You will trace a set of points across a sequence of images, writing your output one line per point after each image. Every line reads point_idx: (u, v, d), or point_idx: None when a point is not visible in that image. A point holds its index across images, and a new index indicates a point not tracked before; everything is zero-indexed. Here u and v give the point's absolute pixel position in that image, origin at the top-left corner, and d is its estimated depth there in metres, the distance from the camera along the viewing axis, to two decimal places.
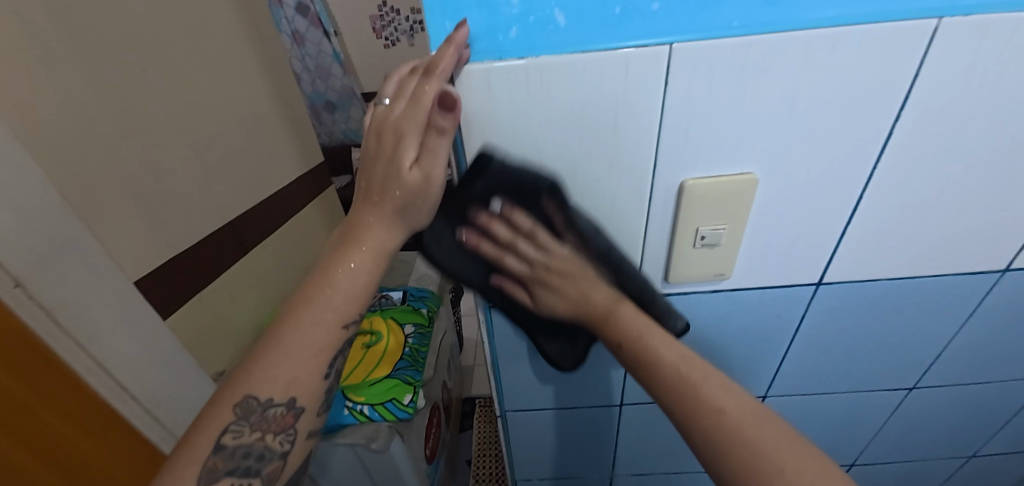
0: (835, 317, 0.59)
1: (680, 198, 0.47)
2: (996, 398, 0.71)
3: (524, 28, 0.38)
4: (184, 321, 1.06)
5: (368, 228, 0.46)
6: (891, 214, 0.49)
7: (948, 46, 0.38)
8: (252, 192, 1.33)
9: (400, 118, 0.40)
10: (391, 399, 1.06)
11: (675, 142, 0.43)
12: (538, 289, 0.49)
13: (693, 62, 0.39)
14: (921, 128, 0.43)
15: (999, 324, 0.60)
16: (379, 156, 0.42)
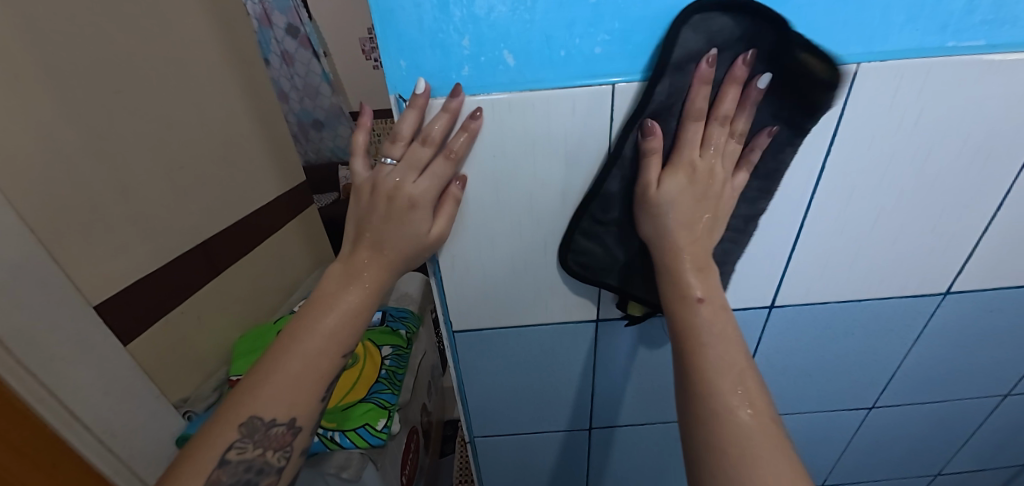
0: (790, 337, 0.60)
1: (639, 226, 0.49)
2: (954, 419, 0.73)
3: (477, 67, 0.42)
4: (148, 345, 1.03)
5: (367, 264, 0.48)
6: (832, 243, 0.51)
7: (866, 89, 0.42)
8: (228, 214, 1.33)
9: (418, 190, 0.44)
10: (364, 424, 1.04)
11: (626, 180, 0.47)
12: (676, 173, 0.42)
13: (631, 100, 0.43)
14: (847, 163, 0.46)
15: (942, 345, 0.62)
16: (392, 220, 0.45)
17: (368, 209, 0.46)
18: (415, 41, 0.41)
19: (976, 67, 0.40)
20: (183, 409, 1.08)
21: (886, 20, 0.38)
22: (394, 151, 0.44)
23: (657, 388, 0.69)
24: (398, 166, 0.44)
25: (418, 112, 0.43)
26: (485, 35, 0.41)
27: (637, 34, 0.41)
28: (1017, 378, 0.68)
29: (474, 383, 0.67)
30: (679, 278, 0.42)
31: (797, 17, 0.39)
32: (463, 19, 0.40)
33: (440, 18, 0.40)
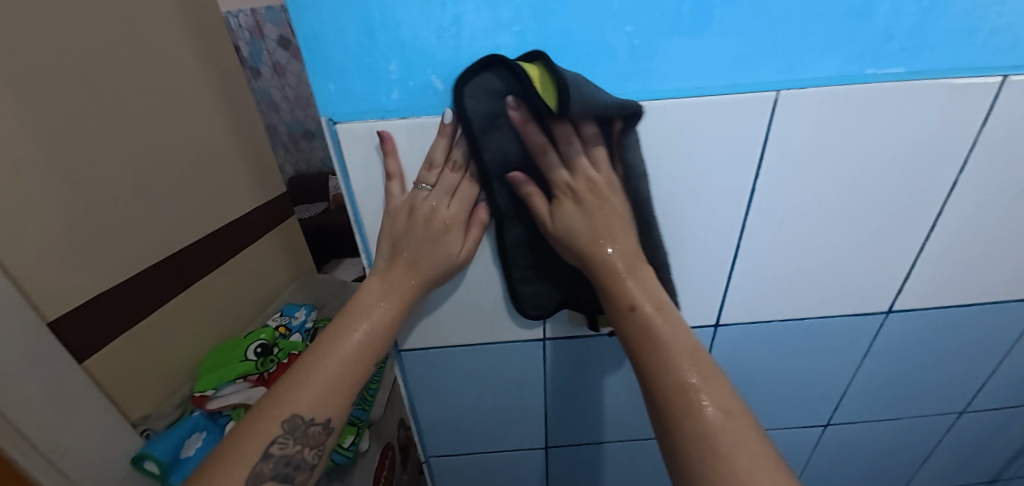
0: (736, 357, 0.64)
1: None
2: (913, 436, 0.75)
3: (405, 91, 0.45)
4: (109, 361, 1.01)
5: (400, 279, 0.49)
6: (769, 263, 0.56)
7: (789, 115, 0.46)
8: (202, 226, 1.32)
9: (451, 212, 0.48)
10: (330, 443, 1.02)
11: None
12: (563, 201, 0.46)
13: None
14: (777, 189, 0.51)
15: (889, 363, 0.65)
16: (427, 241, 0.48)
17: (402, 232, 0.48)
18: (342, 68, 0.44)
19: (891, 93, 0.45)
20: (142, 428, 1.05)
21: (780, 49, 0.43)
22: (427, 178, 0.48)
23: (617, 405, 0.72)
24: (433, 192, 0.48)
25: (446, 141, 0.47)
26: (408, 61, 0.43)
27: (565, 60, 0.43)
28: (970, 396, 0.71)
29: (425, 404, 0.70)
30: (617, 284, 0.45)
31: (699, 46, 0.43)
32: (386, 48, 0.43)
33: (364, 47, 0.43)
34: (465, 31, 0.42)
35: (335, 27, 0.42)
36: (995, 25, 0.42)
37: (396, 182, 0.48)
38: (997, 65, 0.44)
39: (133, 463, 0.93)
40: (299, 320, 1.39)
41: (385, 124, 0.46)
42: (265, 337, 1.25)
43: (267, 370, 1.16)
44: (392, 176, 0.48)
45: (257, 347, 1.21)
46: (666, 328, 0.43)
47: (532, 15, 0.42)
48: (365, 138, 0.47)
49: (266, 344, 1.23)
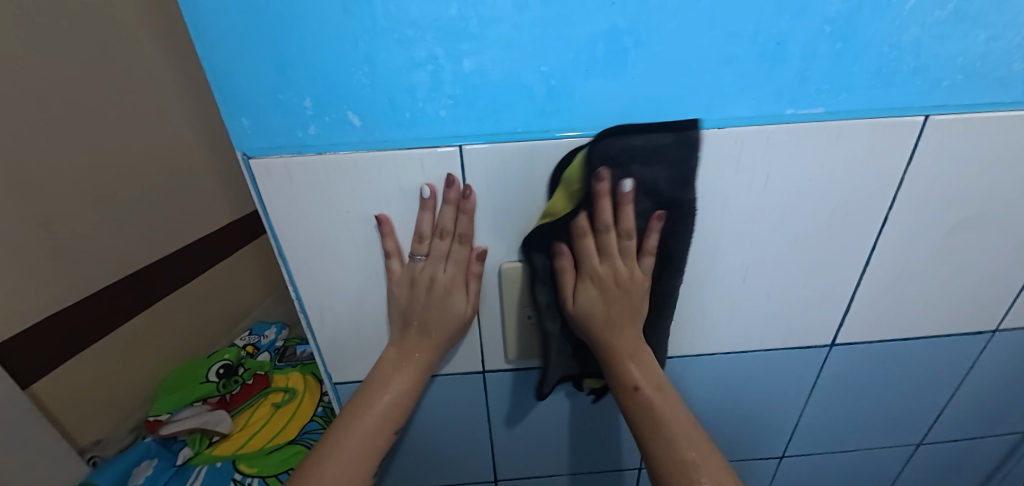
0: None
1: (499, 275, 0.60)
2: None
3: (321, 125, 0.48)
4: (57, 386, 0.98)
5: (412, 356, 0.58)
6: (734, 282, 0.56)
7: (715, 152, 0.52)
8: (170, 244, 1.29)
9: (448, 276, 0.56)
10: (287, 470, 0.98)
11: (477, 228, 0.56)
12: (587, 287, 0.56)
13: (468, 162, 0.51)
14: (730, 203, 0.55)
15: None
16: (433, 307, 0.56)
17: (408, 303, 0.58)
18: (259, 96, 0.46)
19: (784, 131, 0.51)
20: (89, 455, 1.01)
21: (681, 88, 0.47)
22: (421, 249, 0.56)
23: (554, 429, 0.77)
24: (428, 261, 0.56)
25: (431, 212, 0.54)
26: (321, 98, 0.47)
27: (483, 98, 0.47)
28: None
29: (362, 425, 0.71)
30: (622, 365, 0.55)
31: (604, 83, 0.47)
32: (302, 82, 0.46)
33: (281, 78, 0.45)
34: (377, 70, 0.45)
35: (254, 57, 0.44)
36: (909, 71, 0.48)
37: (397, 259, 0.57)
38: (917, 106, 0.50)
39: None
40: (269, 338, 1.38)
41: (381, 209, 0.54)
42: (228, 358, 1.26)
43: (230, 391, 1.17)
44: (392, 254, 0.56)
45: (219, 368, 1.22)
46: (666, 405, 0.52)
47: (443, 56, 0.45)
48: (335, 196, 0.53)
49: (229, 364, 1.24)
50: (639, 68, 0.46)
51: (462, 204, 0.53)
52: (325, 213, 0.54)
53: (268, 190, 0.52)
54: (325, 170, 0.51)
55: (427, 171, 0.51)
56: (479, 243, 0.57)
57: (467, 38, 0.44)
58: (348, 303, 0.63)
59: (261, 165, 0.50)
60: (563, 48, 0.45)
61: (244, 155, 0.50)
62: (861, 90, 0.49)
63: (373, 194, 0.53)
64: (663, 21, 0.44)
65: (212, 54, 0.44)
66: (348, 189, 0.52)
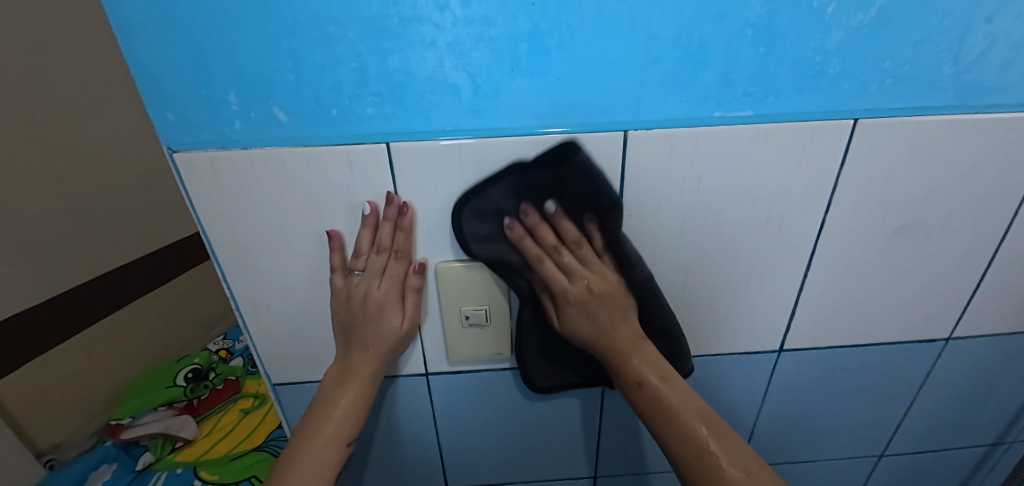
0: (795, 389, 0.55)
1: (435, 280, 0.43)
2: (953, 471, 0.70)
3: (251, 123, 0.34)
4: (23, 386, 0.89)
5: (361, 363, 0.39)
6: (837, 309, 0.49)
7: (864, 144, 0.39)
8: (147, 241, 1.17)
9: (383, 293, 0.39)
10: (250, 478, 0.89)
11: (447, 225, 0.40)
12: (569, 311, 0.39)
13: (414, 162, 0.37)
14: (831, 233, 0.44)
15: (940, 398, 0.60)
16: (366, 324, 0.39)
17: (346, 320, 0.40)
18: (195, 87, 0.33)
19: (902, 126, 0.39)
20: (46, 458, 0.91)
21: (787, 112, 0.37)
22: (357, 263, 0.39)
23: (565, 448, 0.57)
24: (374, 275, 0.39)
25: (371, 230, 0.39)
26: (286, 89, 0.33)
27: None
28: (1005, 425, 0.65)
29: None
30: (624, 363, 0.38)
31: (688, 99, 0.36)
32: (283, 68, 0.33)
33: (244, 59, 0.32)
34: (384, 68, 0.33)
35: (195, 32, 0.31)
36: (1010, 82, 0.39)
37: (340, 273, 0.40)
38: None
39: None
40: (243, 346, 1.26)
41: (327, 222, 0.39)
42: (199, 362, 1.14)
43: (198, 397, 1.07)
44: (336, 269, 0.40)
45: (187, 372, 1.11)
46: (677, 395, 0.36)
47: (502, 63, 0.34)
48: (283, 182, 0.37)
49: (198, 369, 1.13)
50: (738, 72, 0.35)
51: (399, 220, 0.38)
52: (265, 222, 0.39)
53: (194, 189, 0.37)
54: (252, 169, 0.36)
55: (374, 179, 0.37)
56: (424, 253, 0.42)
57: (551, 39, 0.33)
58: (297, 344, 0.46)
59: (187, 162, 0.35)
60: (637, 55, 0.34)
61: (170, 151, 0.35)
62: (975, 95, 0.39)
63: (306, 196, 0.38)
64: (794, 28, 0.34)
65: (130, 39, 0.31)
66: (301, 204, 0.38)
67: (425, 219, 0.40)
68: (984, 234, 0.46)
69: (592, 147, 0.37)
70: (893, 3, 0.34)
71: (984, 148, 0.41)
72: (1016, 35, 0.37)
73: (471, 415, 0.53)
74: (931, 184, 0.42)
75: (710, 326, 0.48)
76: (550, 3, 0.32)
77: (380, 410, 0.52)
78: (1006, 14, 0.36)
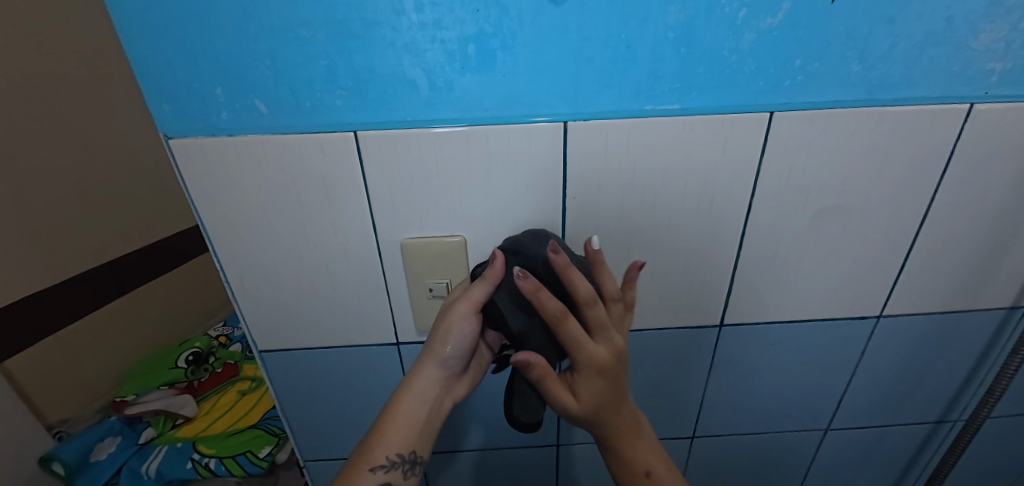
0: (739, 362, 0.60)
1: (401, 256, 0.48)
2: (899, 447, 0.74)
3: (236, 113, 0.40)
4: (34, 363, 0.95)
5: (426, 374, 0.44)
6: (771, 287, 0.54)
7: (782, 134, 0.44)
8: (152, 230, 1.24)
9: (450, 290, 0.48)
10: (244, 452, 0.94)
11: (412, 205, 0.45)
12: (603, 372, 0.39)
13: (379, 147, 0.42)
14: (760, 217, 0.49)
15: (879, 375, 0.64)
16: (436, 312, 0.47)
17: None
18: (187, 81, 0.38)
19: (815, 118, 0.44)
20: (56, 430, 0.96)
21: (709, 105, 0.42)
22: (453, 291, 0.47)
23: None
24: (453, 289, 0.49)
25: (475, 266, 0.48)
26: (266, 84, 0.38)
27: None
28: (947, 403, 0.70)
29: (288, 400, 0.58)
30: (631, 447, 0.44)
31: (621, 94, 0.41)
32: (262, 65, 0.38)
33: (230, 57, 0.37)
34: (352, 65, 0.38)
35: (185, 32, 0.36)
36: (916, 78, 0.43)
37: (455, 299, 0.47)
38: (955, 93, 0.44)
39: (42, 464, 0.90)
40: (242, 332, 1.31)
41: (305, 204, 0.44)
42: (199, 346, 1.20)
43: (198, 378, 1.13)
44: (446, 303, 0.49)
45: (188, 355, 1.17)
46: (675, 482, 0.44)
47: (453, 62, 0.39)
48: (266, 165, 0.42)
49: (199, 352, 1.18)
50: (664, 70, 0.40)
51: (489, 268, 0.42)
52: (250, 202, 0.44)
53: (186, 171, 0.42)
54: (237, 153, 0.41)
55: (343, 162, 0.42)
56: (392, 231, 0.47)
57: (494, 40, 0.38)
58: (282, 314, 0.51)
59: (180, 147, 0.40)
60: (572, 55, 0.39)
61: (167, 137, 0.40)
62: (884, 89, 0.43)
63: (287, 178, 0.43)
64: (710, 30, 0.39)
65: (132, 41, 0.36)
66: (285, 187, 0.43)
67: (393, 201, 0.45)
68: (905, 217, 0.50)
69: (539, 133, 0.42)
70: (801, 6, 0.38)
71: (898, 138, 0.46)
72: (919, 35, 0.41)
73: None
74: (848, 172, 0.47)
75: (654, 298, 0.54)
76: (493, 9, 0.37)
77: (359, 378, 0.57)
78: (907, 16, 0.40)
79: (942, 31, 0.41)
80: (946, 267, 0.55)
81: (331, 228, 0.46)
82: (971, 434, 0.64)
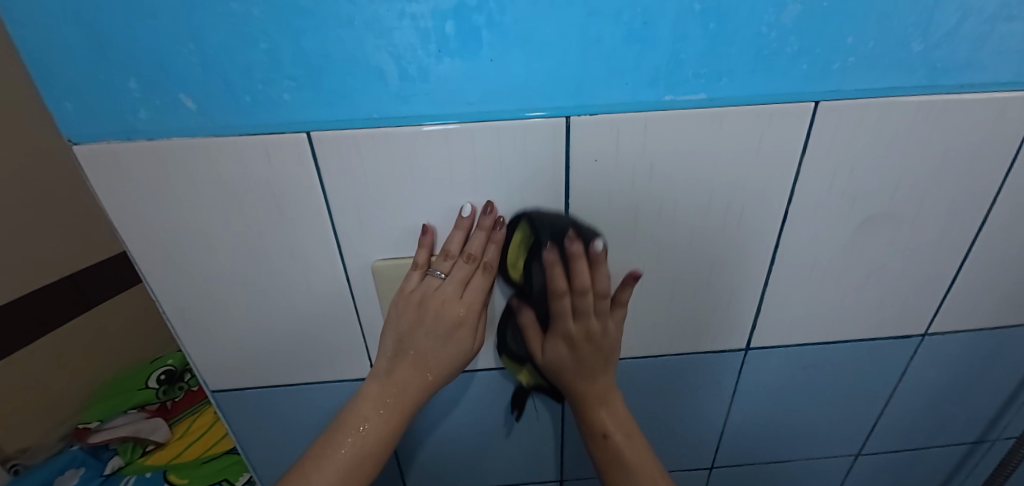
0: (764, 388, 0.54)
1: (374, 284, 0.41)
2: (933, 469, 0.68)
3: (156, 111, 0.32)
4: None
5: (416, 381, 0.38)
6: (802, 307, 0.47)
7: (825, 131, 0.37)
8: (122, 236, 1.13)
9: (447, 297, 0.37)
10: (220, 481, 0.88)
11: (385, 223, 0.38)
12: (559, 342, 0.41)
13: (340, 153, 0.34)
14: (795, 228, 0.42)
15: (918, 397, 0.58)
16: (429, 326, 0.37)
17: (409, 327, 0.37)
18: (88, 72, 0.30)
19: (866, 110, 0.37)
20: (11, 463, 0.92)
21: (741, 95, 0.35)
22: (441, 265, 0.38)
23: (528, 453, 0.58)
24: (453, 286, 0.37)
25: (463, 231, 0.38)
26: (191, 74, 0.30)
27: None
28: (987, 423, 0.63)
29: (254, 440, 0.51)
30: (591, 412, 0.42)
31: (635, 82, 0.34)
32: (185, 50, 0.29)
33: (140, 38, 0.29)
34: (299, 49, 0.30)
35: (77, 8, 0.28)
36: (985, 60, 0.35)
37: (418, 271, 0.38)
38: None
39: None
40: None
41: (254, 225, 0.37)
42: (172, 363, 1.10)
43: (171, 399, 1.04)
44: (417, 267, 0.38)
45: (160, 374, 1.08)
46: (635, 452, 0.41)
47: (427, 43, 0.31)
48: (203, 179, 0.34)
49: (172, 370, 1.09)
50: (688, 51, 0.33)
51: (494, 233, 0.38)
52: (183, 221, 0.36)
53: (101, 186, 0.34)
54: (161, 163, 0.33)
55: (296, 172, 0.35)
56: (364, 255, 0.39)
57: (479, 16, 0.30)
58: (239, 348, 0.43)
59: (91, 158, 0.33)
60: (576, 34, 0.31)
61: (72, 144, 0.32)
62: (949, 74, 0.36)
63: (228, 194, 0.35)
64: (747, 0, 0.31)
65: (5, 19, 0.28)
66: (226, 205, 0.36)
67: (362, 220, 0.38)
68: (958, 223, 0.43)
69: (537, 134, 0.35)
70: None
71: (961, 133, 0.39)
72: (990, 8, 0.33)
73: (433, 416, 0.53)
74: (899, 173, 0.40)
75: (669, 320, 0.47)
76: None
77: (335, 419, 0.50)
78: None
79: (1018, 3, 0.33)
80: (997, 280, 0.48)
81: (286, 251, 0.38)
82: (1017, 461, 0.57)
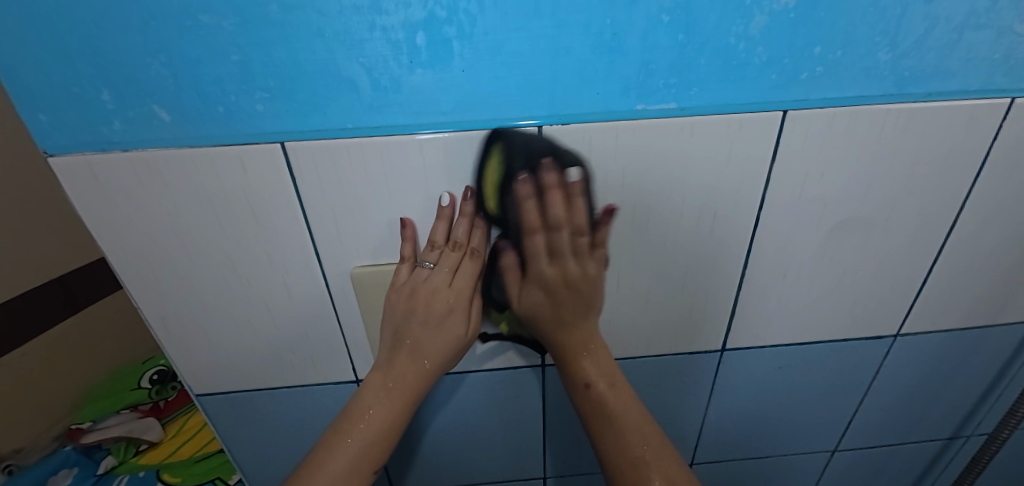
0: (742, 387, 0.55)
1: (355, 290, 0.41)
2: (910, 464, 0.69)
3: (131, 122, 0.32)
4: None
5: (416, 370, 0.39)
6: (776, 308, 0.48)
7: (794, 139, 0.38)
8: None
9: (439, 285, 0.39)
10: (213, 479, 0.89)
11: (364, 229, 0.38)
12: (550, 273, 0.40)
13: (315, 161, 0.35)
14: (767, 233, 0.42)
15: (893, 394, 0.59)
16: (423, 314, 0.39)
17: (404, 316, 0.39)
18: (59, 86, 0.30)
19: (835, 118, 0.37)
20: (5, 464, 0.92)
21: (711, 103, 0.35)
22: (428, 255, 0.39)
23: (509, 451, 0.59)
24: (443, 274, 0.39)
25: (446, 222, 0.38)
26: (163, 85, 0.31)
27: None
28: (961, 419, 0.64)
29: (240, 442, 0.52)
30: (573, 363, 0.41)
31: (607, 92, 0.34)
32: (156, 61, 0.30)
33: (109, 51, 0.29)
34: (270, 60, 0.30)
35: (46, 23, 0.28)
36: (953, 68, 0.36)
37: (406, 265, 0.39)
38: (996, 86, 0.37)
39: None
40: None
41: (229, 233, 0.37)
42: (164, 363, 1.12)
43: (164, 398, 1.05)
44: (404, 259, 0.39)
45: (153, 374, 1.09)
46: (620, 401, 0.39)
47: (399, 54, 0.31)
48: (177, 189, 0.35)
49: (164, 370, 1.11)
50: (658, 61, 0.33)
51: (476, 218, 0.39)
52: (159, 230, 0.37)
53: (78, 198, 0.35)
54: (134, 175, 0.34)
55: (270, 181, 0.35)
56: (343, 261, 0.40)
57: (449, 27, 0.30)
58: (221, 352, 0.44)
59: (67, 171, 0.33)
60: (546, 44, 0.32)
61: (48, 156, 0.33)
62: (915, 82, 0.36)
63: (204, 204, 0.36)
64: (712, 12, 0.31)
65: None
66: (202, 213, 0.36)
67: (340, 226, 0.38)
68: (928, 227, 0.44)
69: (511, 141, 0.35)
70: None
71: (929, 138, 0.39)
72: (958, 17, 0.33)
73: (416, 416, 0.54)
74: (868, 178, 0.41)
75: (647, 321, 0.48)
76: None
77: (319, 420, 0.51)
78: None
79: (983, 13, 0.33)
80: (968, 281, 0.49)
81: (265, 258, 0.39)
82: (988, 456, 0.58)
